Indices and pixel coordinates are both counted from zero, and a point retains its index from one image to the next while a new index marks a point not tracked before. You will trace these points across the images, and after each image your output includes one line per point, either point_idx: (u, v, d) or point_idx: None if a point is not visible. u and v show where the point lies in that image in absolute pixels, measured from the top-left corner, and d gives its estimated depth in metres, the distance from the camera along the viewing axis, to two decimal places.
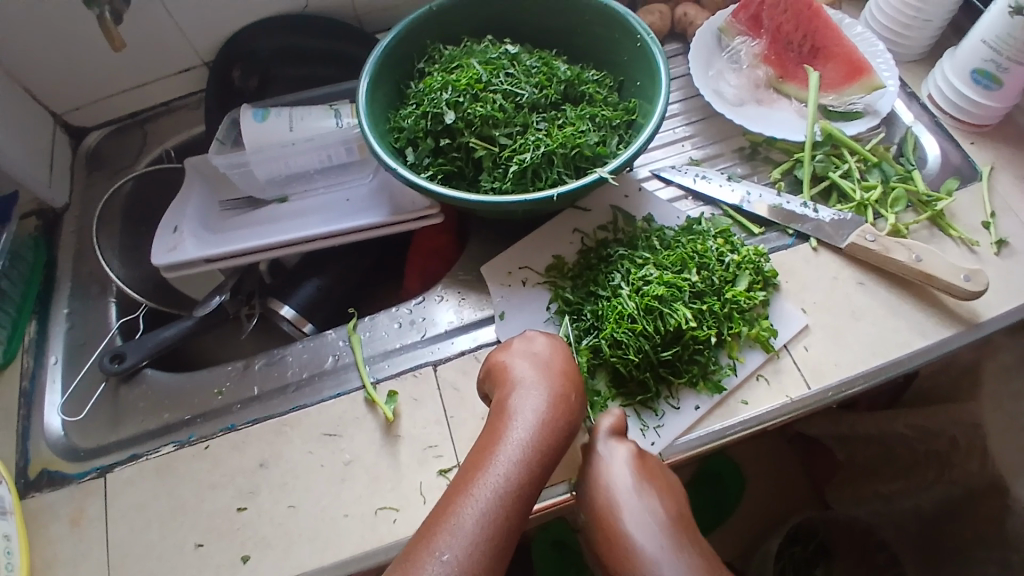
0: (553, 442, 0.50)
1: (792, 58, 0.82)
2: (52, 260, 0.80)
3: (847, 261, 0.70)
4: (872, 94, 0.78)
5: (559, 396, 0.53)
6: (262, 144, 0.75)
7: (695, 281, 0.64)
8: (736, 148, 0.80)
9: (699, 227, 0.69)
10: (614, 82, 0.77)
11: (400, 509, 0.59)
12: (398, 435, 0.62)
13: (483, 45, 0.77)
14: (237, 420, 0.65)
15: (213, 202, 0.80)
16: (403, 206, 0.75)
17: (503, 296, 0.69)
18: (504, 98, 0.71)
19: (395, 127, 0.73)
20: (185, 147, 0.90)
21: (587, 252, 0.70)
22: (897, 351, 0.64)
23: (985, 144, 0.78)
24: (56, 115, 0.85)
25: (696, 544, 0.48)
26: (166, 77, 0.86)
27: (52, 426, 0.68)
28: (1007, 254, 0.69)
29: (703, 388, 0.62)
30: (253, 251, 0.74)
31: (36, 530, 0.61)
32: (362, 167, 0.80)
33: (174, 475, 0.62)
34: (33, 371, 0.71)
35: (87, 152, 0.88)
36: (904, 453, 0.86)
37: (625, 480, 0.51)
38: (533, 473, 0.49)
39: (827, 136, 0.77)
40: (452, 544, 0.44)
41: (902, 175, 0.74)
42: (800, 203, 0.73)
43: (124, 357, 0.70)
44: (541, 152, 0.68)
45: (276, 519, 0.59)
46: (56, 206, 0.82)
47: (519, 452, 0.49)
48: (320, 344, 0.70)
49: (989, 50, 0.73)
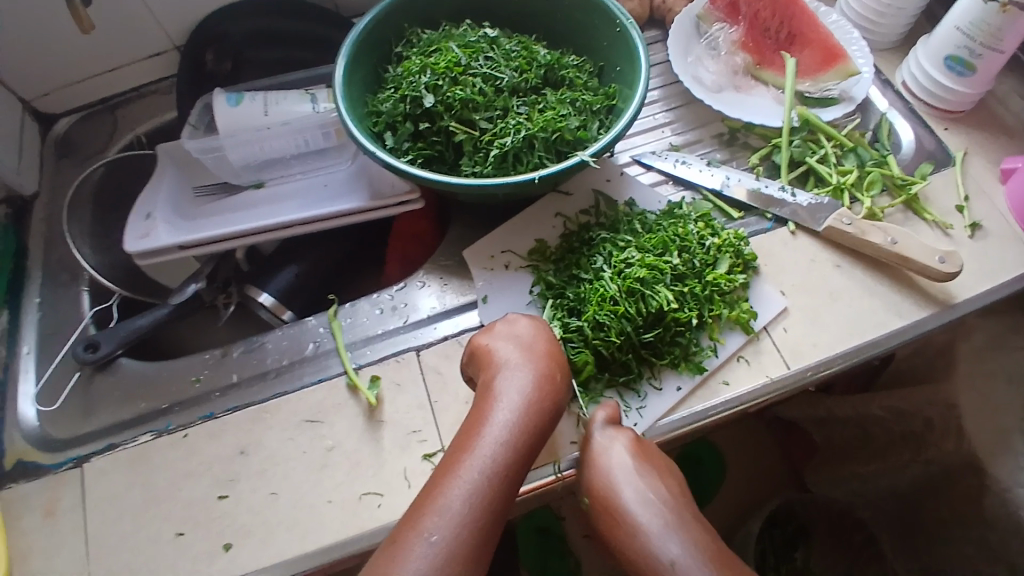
0: (538, 422, 0.50)
1: (770, 45, 0.83)
2: (22, 249, 0.77)
3: (824, 244, 0.71)
4: (847, 80, 0.79)
5: (543, 376, 0.53)
6: (237, 128, 0.73)
7: (676, 263, 0.64)
8: (715, 134, 0.81)
9: (680, 211, 0.70)
10: (594, 68, 0.77)
11: (383, 494, 0.58)
12: (380, 421, 0.62)
13: (463, 29, 0.76)
14: (216, 408, 0.64)
15: (187, 188, 0.79)
16: (383, 192, 0.75)
17: (485, 281, 0.69)
18: (484, 82, 0.70)
19: (374, 111, 0.72)
20: (158, 133, 0.88)
21: (569, 236, 0.70)
22: (872, 331, 0.66)
23: (958, 130, 0.80)
24: (24, 100, 0.82)
25: (695, 519, 0.48)
26: (137, 60, 0.84)
27: (25, 418, 0.66)
28: (979, 236, 0.71)
29: (683, 369, 0.63)
30: (230, 237, 0.73)
31: (9, 523, 0.60)
32: (340, 152, 0.79)
33: (151, 465, 0.61)
34: (5, 361, 0.69)
35: (56, 138, 0.85)
36: (879, 435, 0.88)
37: (624, 463, 0.51)
38: (519, 453, 0.49)
39: (804, 122, 0.78)
40: (440, 525, 0.44)
41: (877, 160, 0.76)
42: (777, 187, 0.74)
43: (98, 346, 0.68)
44: (522, 136, 0.67)
45: (256, 507, 0.58)
46: (25, 193, 0.80)
47: (504, 432, 0.49)
48: (300, 331, 0.69)
49: (962, 37, 0.75)
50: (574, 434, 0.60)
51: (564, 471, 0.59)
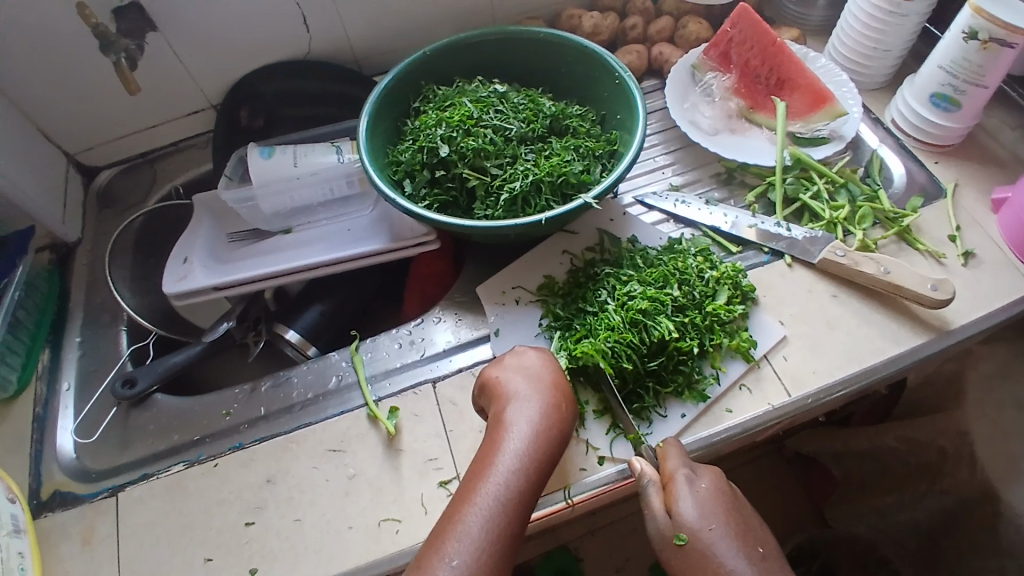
0: (548, 449, 0.54)
1: (761, 91, 0.88)
2: (65, 292, 0.83)
3: (820, 276, 0.74)
4: (836, 121, 0.84)
5: (551, 406, 0.56)
6: (268, 180, 0.79)
7: (677, 296, 0.68)
8: (713, 174, 0.86)
9: (680, 247, 0.74)
10: (597, 116, 0.83)
11: (402, 520, 0.61)
12: (400, 449, 0.65)
13: (474, 85, 0.82)
14: (245, 439, 0.68)
15: (220, 235, 0.85)
16: (401, 234, 0.80)
17: (497, 315, 0.73)
18: (494, 132, 0.76)
19: (394, 161, 0.78)
20: (193, 184, 0.95)
21: (576, 272, 0.74)
22: (871, 358, 0.68)
23: (949, 163, 0.84)
24: (70, 154, 0.90)
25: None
26: (175, 118, 0.92)
27: (64, 450, 0.70)
28: (974, 264, 0.74)
29: (688, 397, 0.66)
30: (259, 279, 0.78)
31: (48, 549, 0.63)
32: (362, 201, 0.85)
33: (184, 493, 0.65)
34: (46, 397, 0.74)
35: (98, 189, 0.93)
36: (896, 466, 0.89)
37: (716, 514, 0.53)
38: (532, 479, 0.52)
39: (796, 160, 0.82)
40: (460, 550, 0.47)
41: (868, 196, 0.80)
42: (773, 223, 0.78)
43: (136, 382, 0.73)
44: (530, 181, 0.73)
45: (283, 533, 0.62)
46: (69, 240, 0.87)
47: (517, 460, 0.52)
48: (324, 365, 0.73)
49: (945, 74, 0.79)
50: (583, 459, 0.63)
51: (573, 496, 0.61)
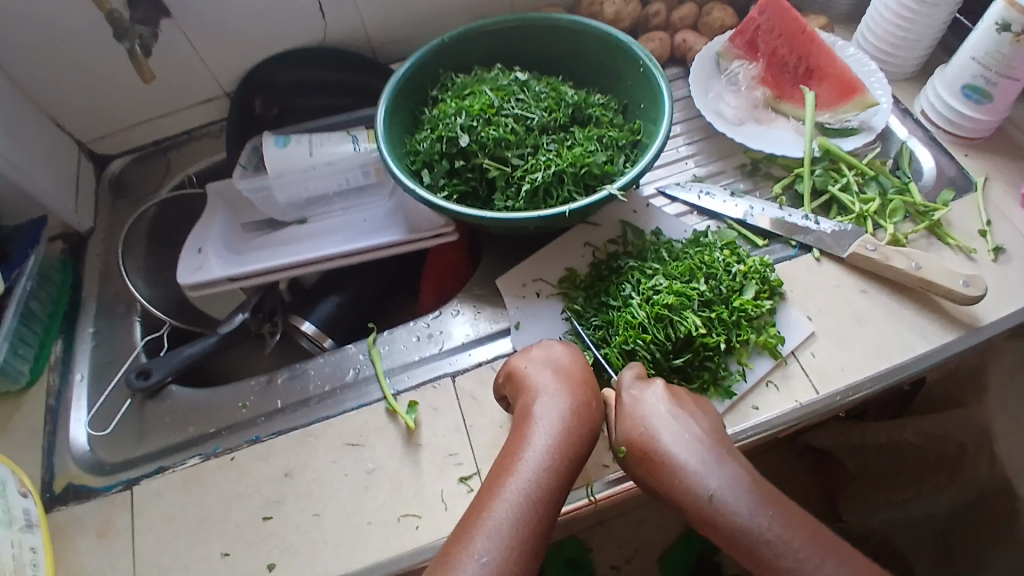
0: (577, 447, 0.52)
1: (789, 80, 0.86)
2: (78, 281, 0.83)
3: (848, 270, 0.72)
4: (866, 111, 0.81)
5: (581, 403, 0.55)
6: (286, 169, 0.78)
7: (704, 290, 0.66)
8: (737, 165, 0.83)
9: (705, 240, 0.72)
10: (619, 106, 0.81)
11: (422, 516, 0.60)
12: (419, 444, 0.64)
13: (494, 73, 0.80)
14: (262, 432, 0.67)
15: (235, 224, 0.83)
16: (419, 225, 0.78)
17: (518, 307, 0.72)
18: (516, 121, 0.74)
19: (412, 150, 0.76)
20: (207, 173, 0.94)
21: (598, 264, 0.73)
22: (900, 355, 0.66)
23: (978, 156, 0.81)
24: (81, 143, 0.88)
25: (737, 459, 0.53)
26: (188, 107, 0.91)
27: (79, 443, 0.69)
28: (1004, 260, 0.72)
29: (713, 394, 0.64)
30: (275, 270, 0.77)
31: (63, 543, 0.63)
32: (378, 189, 0.83)
33: (201, 486, 0.64)
34: (59, 389, 0.73)
35: (111, 178, 0.92)
36: (914, 464, 0.87)
37: (655, 413, 0.56)
38: (561, 477, 0.51)
39: (825, 152, 0.80)
40: (487, 546, 0.46)
41: (899, 188, 0.77)
42: (801, 216, 0.76)
43: (150, 374, 0.72)
44: (552, 172, 0.71)
45: (301, 527, 0.61)
46: (81, 230, 0.86)
47: (546, 457, 0.51)
48: (341, 358, 0.72)
49: (978, 67, 0.77)
50: (606, 455, 0.62)
51: (596, 493, 0.60)
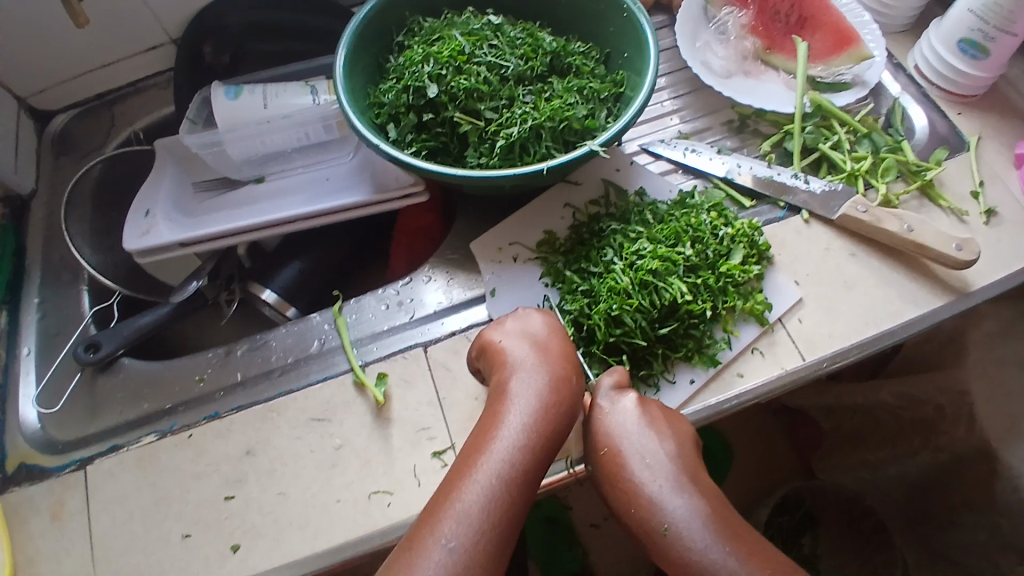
0: (555, 424, 0.50)
1: (781, 29, 0.82)
2: (21, 248, 0.76)
3: (838, 233, 0.69)
4: (860, 64, 0.77)
5: (560, 377, 0.52)
6: (236, 122, 0.72)
7: (689, 254, 0.63)
8: (725, 121, 0.79)
9: (692, 201, 0.68)
10: (601, 55, 0.75)
11: (394, 493, 0.57)
12: (389, 419, 0.60)
13: (465, 17, 0.74)
14: (221, 408, 0.63)
15: (186, 184, 0.77)
16: (386, 185, 0.73)
17: (493, 273, 0.68)
18: (489, 70, 0.69)
19: (376, 102, 0.70)
20: (157, 128, 0.86)
21: (579, 228, 0.69)
22: (887, 321, 0.64)
23: (972, 113, 0.78)
24: (20, 98, 0.80)
25: (699, 486, 0.49)
26: (130, 57, 0.82)
27: (28, 420, 0.65)
28: (995, 223, 0.70)
29: (697, 362, 0.62)
30: (233, 233, 0.71)
31: (14, 527, 0.59)
32: (342, 145, 0.78)
33: (157, 465, 0.60)
34: (5, 363, 0.68)
35: (54, 136, 0.83)
36: (890, 426, 0.86)
37: (627, 427, 0.53)
38: (537, 456, 0.48)
39: (816, 107, 0.76)
40: (456, 532, 0.43)
41: (892, 145, 0.74)
42: (790, 174, 0.72)
43: (100, 346, 0.67)
44: (528, 126, 0.66)
45: (265, 506, 0.57)
46: (23, 192, 0.78)
47: (521, 436, 0.48)
48: (305, 328, 0.67)
49: (975, 19, 0.73)
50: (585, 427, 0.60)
51: (576, 466, 0.58)
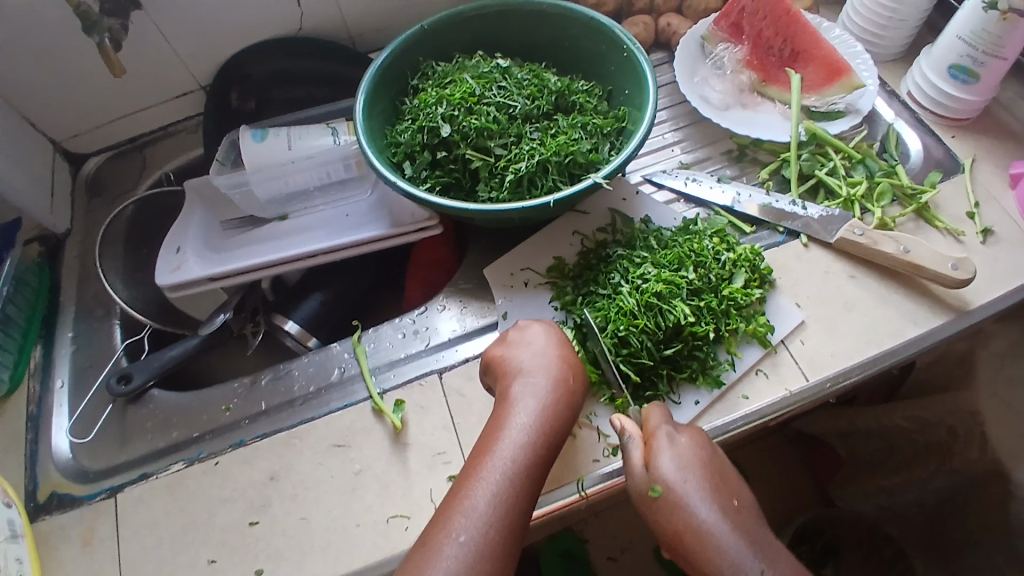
0: (557, 426, 0.53)
1: (774, 63, 0.85)
2: (56, 285, 0.80)
3: (837, 256, 0.71)
4: (852, 93, 0.80)
5: (560, 380, 0.55)
6: (262, 164, 0.76)
7: (693, 278, 0.66)
8: (724, 151, 0.82)
9: (695, 228, 0.71)
10: (603, 92, 0.80)
11: (411, 516, 0.59)
12: (406, 443, 0.63)
13: (475, 61, 0.79)
14: (246, 436, 0.66)
15: (214, 223, 0.81)
16: (402, 219, 0.77)
17: (505, 298, 0.71)
18: (498, 110, 0.73)
19: (392, 142, 0.75)
20: (185, 170, 0.91)
21: (587, 253, 0.72)
22: (889, 341, 0.66)
23: (966, 137, 0.80)
24: (55, 142, 0.86)
25: (763, 536, 0.52)
26: (164, 102, 0.88)
27: (60, 450, 0.68)
28: (992, 242, 0.71)
29: (702, 382, 0.64)
30: (258, 268, 0.75)
31: (48, 552, 0.61)
32: (360, 183, 0.82)
33: (184, 491, 0.63)
34: (39, 396, 0.72)
35: (86, 178, 0.89)
36: (905, 448, 0.87)
37: (692, 467, 0.54)
38: (539, 455, 0.51)
39: (811, 136, 0.79)
40: (466, 527, 0.46)
41: (886, 170, 0.77)
42: (788, 201, 0.75)
43: (131, 378, 0.71)
44: (535, 161, 0.70)
45: (288, 531, 0.60)
46: (57, 231, 0.83)
47: (524, 434, 0.51)
48: (325, 357, 0.70)
49: (964, 45, 0.76)
50: (595, 450, 0.62)
51: (587, 488, 0.60)
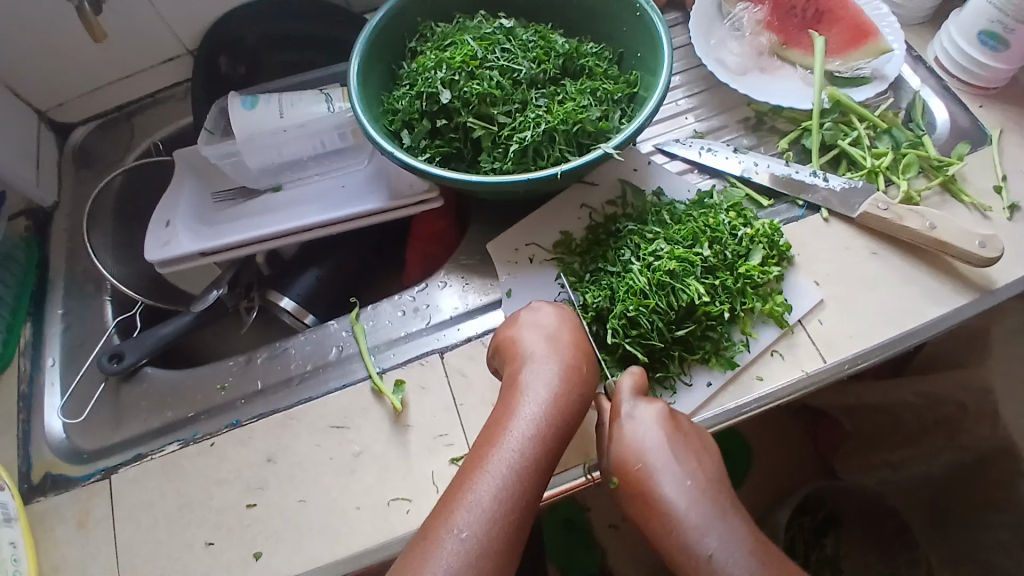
0: (568, 417, 0.50)
1: (796, 24, 0.80)
2: (44, 260, 0.78)
3: (859, 231, 0.68)
4: (879, 58, 0.75)
5: (571, 368, 0.53)
6: (254, 133, 0.72)
7: (707, 256, 0.62)
8: (741, 119, 0.78)
9: (710, 201, 0.67)
10: (614, 55, 0.75)
11: (412, 499, 0.58)
12: (407, 425, 0.61)
13: (477, 21, 0.74)
14: (243, 415, 0.64)
15: (205, 194, 0.78)
16: (401, 191, 0.73)
17: (509, 274, 0.68)
18: (501, 75, 0.68)
19: (390, 109, 0.70)
20: (175, 139, 0.87)
21: (595, 228, 0.68)
22: (910, 321, 0.63)
23: (993, 106, 0.76)
24: (40, 111, 0.82)
25: (729, 509, 0.49)
26: (151, 67, 0.84)
27: (53, 430, 0.66)
28: (1020, 218, 0.68)
29: (714, 364, 0.61)
30: (251, 242, 0.72)
31: (42, 534, 0.60)
32: (357, 152, 0.78)
33: (180, 472, 0.61)
34: (31, 374, 0.70)
35: (74, 149, 0.85)
36: (910, 420, 0.84)
37: (656, 444, 0.51)
38: (548, 446, 0.49)
39: (835, 103, 0.75)
40: (469, 521, 0.44)
41: (913, 141, 0.72)
42: (808, 172, 0.71)
43: (123, 356, 0.69)
44: (541, 129, 0.65)
45: (286, 513, 0.58)
46: (45, 205, 0.80)
47: (532, 425, 0.49)
48: (323, 335, 0.68)
49: (995, 11, 0.71)
50: None
51: (593, 472, 0.58)
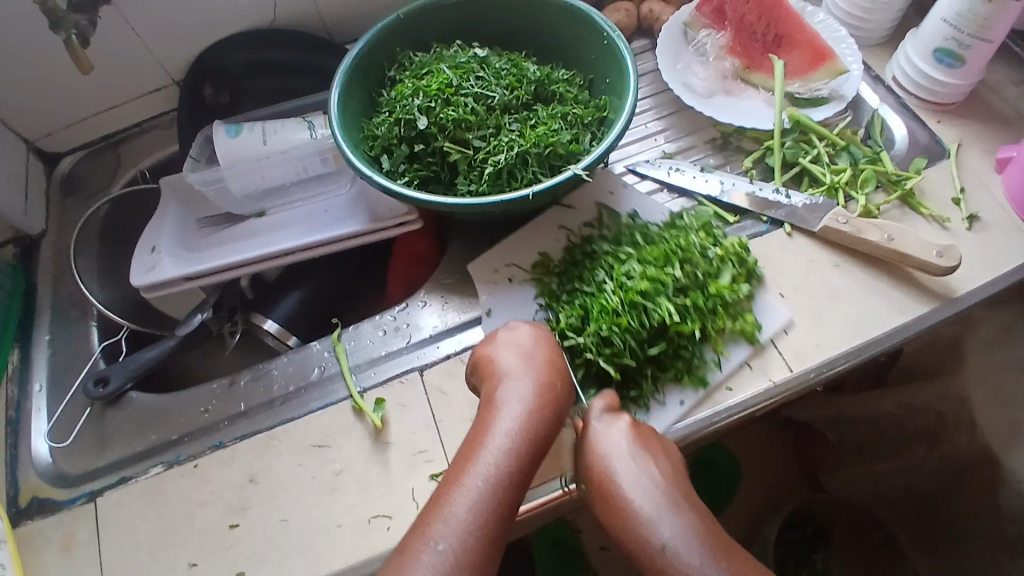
0: (541, 430, 0.52)
1: (758, 48, 0.83)
2: (32, 287, 0.79)
3: (822, 245, 0.71)
4: (836, 79, 0.79)
5: (545, 384, 0.55)
6: (236, 158, 0.75)
7: (679, 275, 0.65)
8: (708, 139, 0.81)
9: (682, 223, 0.71)
10: (584, 81, 0.78)
11: (393, 516, 0.59)
12: (387, 442, 0.62)
13: (453, 50, 0.77)
14: (226, 437, 0.65)
15: (190, 220, 0.80)
16: (381, 214, 0.76)
17: (489, 294, 0.70)
18: (476, 101, 0.71)
19: (369, 135, 0.73)
20: (161, 167, 0.89)
21: (572, 248, 0.71)
22: (875, 329, 0.65)
23: (951, 121, 0.79)
24: (29, 141, 0.84)
25: (686, 504, 0.50)
26: (137, 97, 0.86)
27: (40, 455, 0.67)
28: (978, 228, 0.71)
29: (687, 383, 0.63)
30: (235, 266, 0.74)
31: (28, 558, 0.61)
32: (338, 177, 0.80)
33: (163, 495, 0.62)
34: (18, 400, 0.71)
35: (61, 177, 0.87)
36: (892, 431, 0.86)
37: (619, 449, 0.53)
38: (523, 459, 0.50)
39: (795, 122, 0.78)
40: (446, 533, 0.46)
41: (870, 157, 0.76)
42: (772, 189, 0.74)
43: (108, 381, 0.69)
44: (515, 153, 0.68)
45: (269, 532, 0.59)
46: (32, 232, 0.82)
47: (508, 439, 0.51)
48: (305, 356, 0.70)
49: (950, 28, 0.74)
50: None
51: (570, 484, 0.60)
